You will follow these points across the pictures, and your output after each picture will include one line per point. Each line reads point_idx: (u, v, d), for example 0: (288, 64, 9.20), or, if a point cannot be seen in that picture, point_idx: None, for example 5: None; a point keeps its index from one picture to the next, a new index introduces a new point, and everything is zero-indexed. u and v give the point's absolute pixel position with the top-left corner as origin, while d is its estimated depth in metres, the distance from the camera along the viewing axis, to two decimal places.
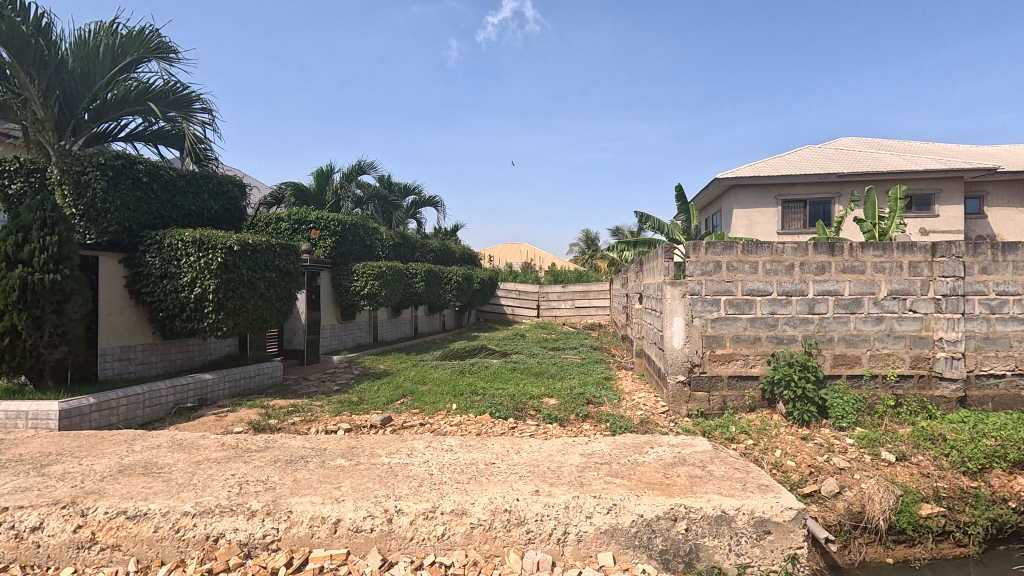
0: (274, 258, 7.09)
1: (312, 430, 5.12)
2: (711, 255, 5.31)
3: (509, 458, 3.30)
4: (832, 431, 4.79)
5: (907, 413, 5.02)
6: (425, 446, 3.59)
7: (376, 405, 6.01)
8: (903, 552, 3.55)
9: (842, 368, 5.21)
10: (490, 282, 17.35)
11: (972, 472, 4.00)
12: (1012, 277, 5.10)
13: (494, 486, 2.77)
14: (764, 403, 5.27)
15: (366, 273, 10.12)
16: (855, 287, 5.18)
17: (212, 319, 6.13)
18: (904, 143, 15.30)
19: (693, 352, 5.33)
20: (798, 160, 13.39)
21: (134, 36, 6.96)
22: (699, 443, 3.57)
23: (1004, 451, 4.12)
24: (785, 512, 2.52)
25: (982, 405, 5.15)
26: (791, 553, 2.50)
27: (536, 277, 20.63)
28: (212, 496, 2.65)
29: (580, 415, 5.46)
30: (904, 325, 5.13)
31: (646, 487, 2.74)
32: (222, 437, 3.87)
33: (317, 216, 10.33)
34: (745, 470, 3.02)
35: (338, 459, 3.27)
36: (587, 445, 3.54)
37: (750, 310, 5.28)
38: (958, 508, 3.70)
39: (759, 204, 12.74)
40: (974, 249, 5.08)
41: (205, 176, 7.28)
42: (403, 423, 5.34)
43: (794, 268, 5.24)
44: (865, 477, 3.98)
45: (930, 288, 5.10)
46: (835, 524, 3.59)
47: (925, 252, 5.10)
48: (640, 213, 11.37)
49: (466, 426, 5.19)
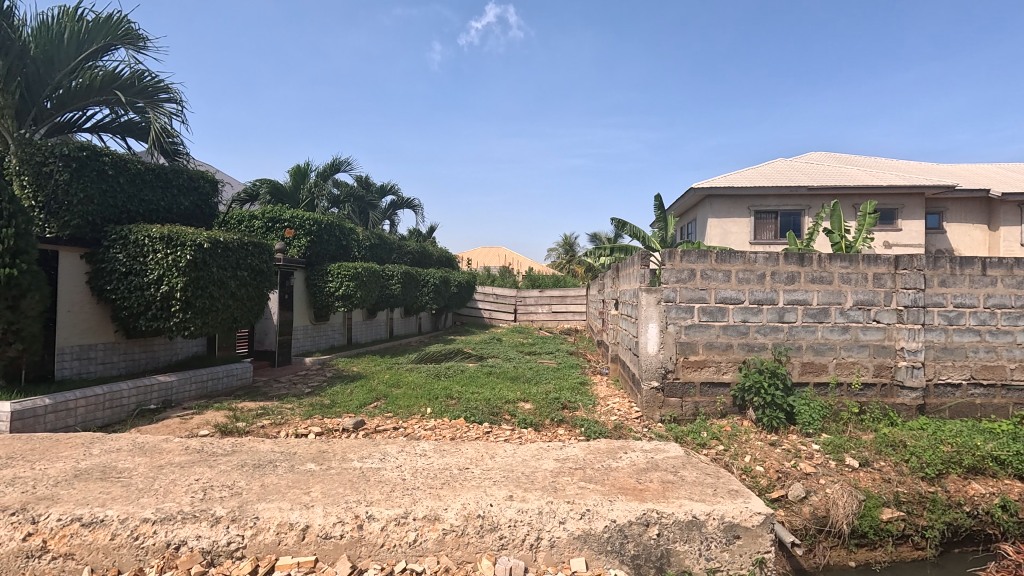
0: (246, 257, 6.92)
1: (282, 434, 5.01)
2: (685, 263, 5.41)
3: (482, 463, 3.28)
4: (800, 436, 4.93)
5: (870, 420, 5.17)
6: (398, 450, 3.55)
7: (349, 409, 5.90)
8: (865, 555, 3.66)
9: (810, 375, 5.36)
10: (468, 285, 17.33)
11: (931, 477, 4.15)
12: (969, 290, 5.32)
13: (468, 491, 2.74)
14: (734, 409, 5.38)
15: (341, 274, 9.98)
16: (823, 297, 5.33)
17: (179, 318, 5.94)
18: (870, 160, 15.89)
19: (666, 358, 5.41)
20: (770, 172, 13.77)
21: (101, 22, 6.75)
22: (671, 448, 3.60)
23: (960, 457, 4.29)
24: (754, 517, 2.56)
25: (939, 413, 5.36)
26: (759, 557, 2.54)
27: (514, 282, 20.61)
28: (174, 502, 2.55)
29: (555, 420, 5.46)
30: (868, 334, 5.31)
31: (619, 492, 2.76)
32: (186, 440, 3.74)
33: (292, 215, 10.13)
34: (716, 475, 3.06)
35: (309, 463, 3.20)
36: (561, 450, 3.56)
37: (723, 318, 5.39)
38: (916, 512, 3.84)
39: (732, 213, 13.03)
40: (934, 263, 5.27)
41: (175, 170, 7.05)
42: (376, 427, 5.27)
43: (766, 277, 5.37)
44: (830, 482, 4.09)
45: (893, 299, 5.28)
46: (801, 528, 3.68)
47: (888, 264, 5.28)
48: (617, 219, 11.34)
49: (441, 430, 5.15)
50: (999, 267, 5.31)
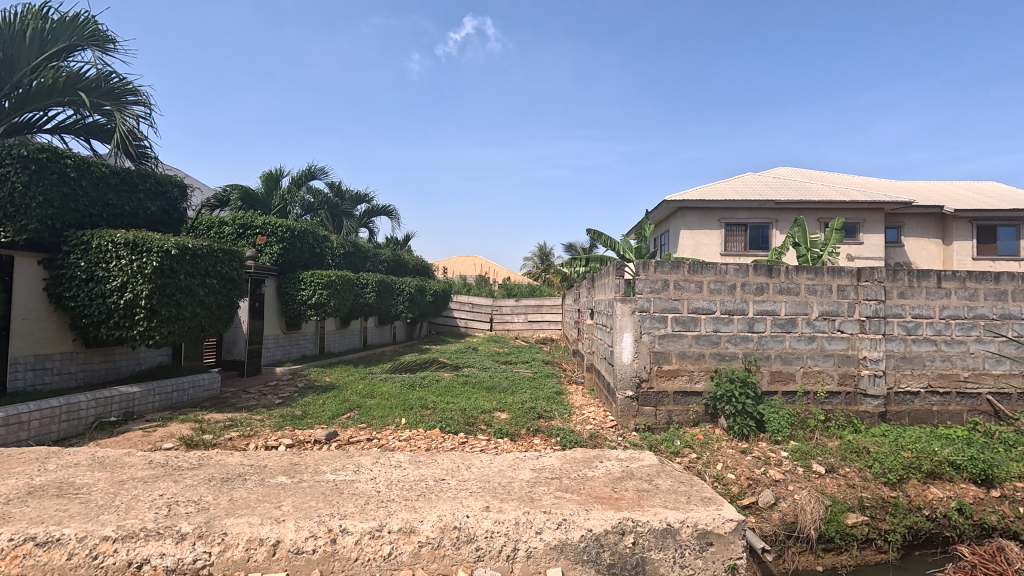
0: (215, 264, 6.75)
1: (251, 446, 4.88)
2: (659, 273, 5.51)
3: (459, 474, 3.26)
4: (769, 444, 5.04)
5: (835, 427, 5.33)
6: (372, 462, 3.49)
7: (321, 420, 5.78)
8: (832, 559, 3.79)
9: (778, 384, 5.50)
10: (444, 294, 17.26)
11: (892, 482, 4.29)
12: (927, 302, 5.56)
13: (444, 503, 2.72)
14: (707, 417, 5.47)
15: (314, 282, 9.80)
16: (790, 308, 5.50)
17: (144, 327, 5.71)
18: (833, 176, 16.51)
19: (641, 367, 5.48)
20: (740, 186, 14.18)
21: (67, 22, 6.58)
22: (645, 456, 3.64)
23: (919, 463, 4.44)
24: (726, 524, 2.62)
25: (900, 420, 5.57)
26: (731, 564, 2.59)
27: (490, 291, 20.62)
28: (136, 518, 2.45)
29: (531, 429, 5.47)
30: (833, 344, 5.49)
31: (595, 502, 2.77)
32: (149, 454, 3.58)
33: (264, 221, 9.90)
34: (689, 483, 3.11)
35: (280, 477, 3.12)
36: (538, 460, 3.55)
37: (695, 328, 5.50)
38: (880, 517, 3.97)
39: (703, 226, 13.34)
40: (893, 275, 5.51)
41: (141, 174, 6.83)
42: (349, 439, 5.17)
43: (736, 287, 5.51)
44: (798, 488, 4.19)
45: (856, 310, 5.49)
46: (770, 534, 3.79)
47: (851, 276, 5.50)
48: (593, 230, 11.46)
49: (416, 441, 5.10)
50: (953, 280, 5.58)
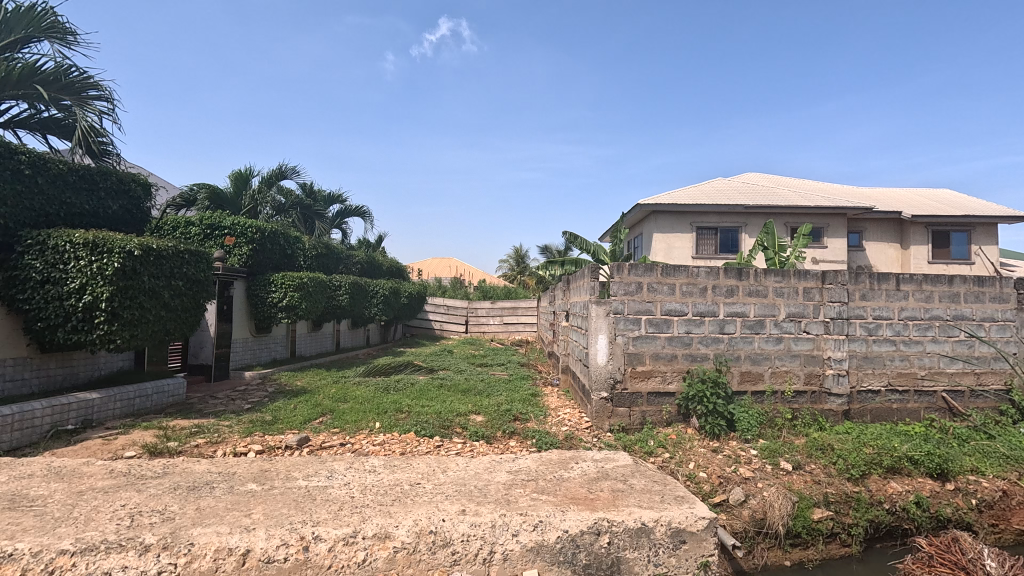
0: (181, 266, 6.54)
1: (219, 453, 4.74)
2: (633, 276, 5.59)
3: (434, 477, 3.23)
4: (739, 442, 5.17)
5: (801, 425, 5.50)
6: (346, 467, 3.43)
7: (292, 425, 5.65)
8: (799, 554, 3.92)
9: (748, 384, 5.64)
10: (418, 297, 17.11)
11: (855, 477, 4.44)
12: (887, 304, 5.79)
13: (419, 507, 2.69)
14: (679, 417, 5.57)
15: (285, 284, 9.58)
16: (759, 310, 5.66)
17: (104, 331, 5.48)
18: (799, 182, 17.06)
19: (615, 369, 5.54)
20: (710, 191, 14.50)
21: (23, 12, 6.30)
22: (620, 457, 3.69)
23: (880, 458, 4.62)
24: (698, 522, 2.67)
25: (862, 417, 5.78)
26: (704, 561, 2.64)
27: (465, 293, 20.54)
28: (96, 530, 2.35)
29: (506, 432, 5.46)
30: (799, 344, 5.66)
31: (571, 503, 2.79)
32: (110, 463, 3.44)
33: (232, 221, 9.64)
34: (663, 483, 3.16)
35: (249, 484, 3.04)
36: (513, 462, 3.56)
37: (668, 329, 5.60)
38: (843, 511, 4.11)
39: (676, 229, 13.59)
40: (855, 278, 5.72)
41: (102, 172, 6.58)
42: (321, 444, 5.07)
43: (707, 290, 5.64)
44: (767, 485, 4.31)
45: (820, 311, 5.68)
46: (741, 531, 3.88)
47: (816, 278, 5.68)
48: (568, 232, 11.55)
49: (390, 445, 5.04)
50: (910, 283, 5.82)
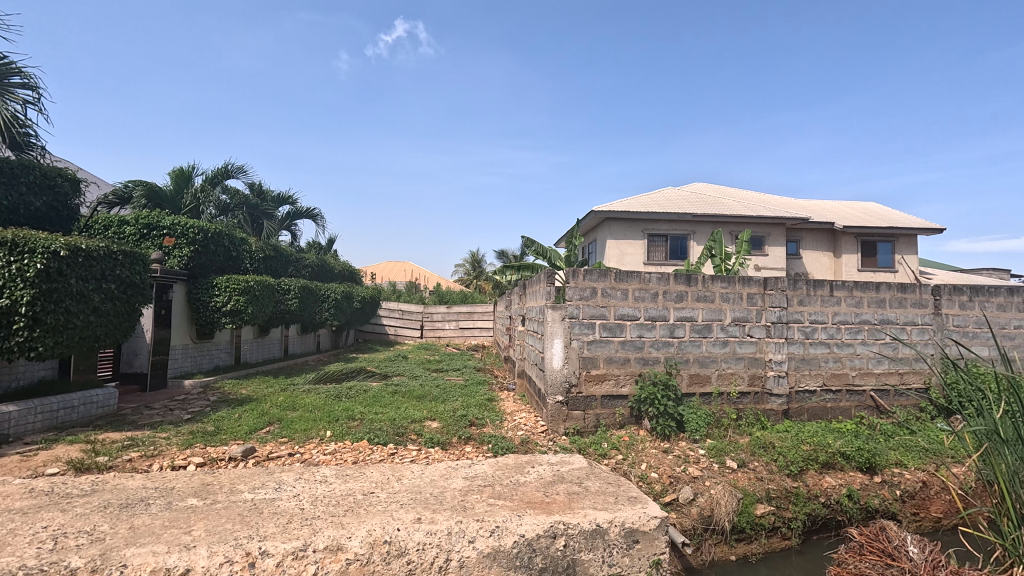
0: (114, 267, 6.13)
1: (155, 467, 4.46)
2: (587, 281, 5.70)
3: (389, 486, 3.16)
4: (688, 443, 5.35)
5: (745, 425, 5.76)
6: (295, 478, 3.30)
7: (236, 435, 5.39)
8: (743, 548, 4.11)
9: (696, 386, 5.86)
10: (372, 301, 16.75)
11: (794, 473, 4.69)
12: (821, 309, 6.17)
13: (373, 517, 2.63)
14: (632, 419, 5.71)
15: (230, 287, 9.14)
16: (706, 314, 5.89)
17: (23, 338, 5.04)
18: (743, 193, 17.93)
19: (570, 372, 5.62)
20: (661, 200, 15.00)
21: None
22: (575, 459, 3.74)
23: (816, 455, 4.90)
24: (651, 521, 2.74)
25: (800, 416, 6.12)
26: (655, 559, 2.72)
27: (421, 297, 20.28)
28: (14, 556, 2.16)
29: (462, 437, 5.43)
30: (743, 348, 5.94)
31: (527, 507, 2.80)
32: (29, 481, 3.16)
33: (173, 221, 9.13)
34: (616, 484, 3.23)
35: (189, 499, 2.87)
36: (469, 468, 3.54)
37: (621, 334, 5.74)
38: (784, 506, 4.33)
39: (628, 236, 13.97)
40: (794, 284, 6.06)
41: (24, 166, 6.07)
42: (268, 455, 4.86)
43: (658, 295, 5.82)
44: (714, 483, 4.48)
45: (762, 316, 5.98)
46: (690, 529, 4.02)
47: (759, 285, 5.98)
48: (525, 238, 11.63)
49: (342, 454, 4.90)
50: (843, 289, 6.23)
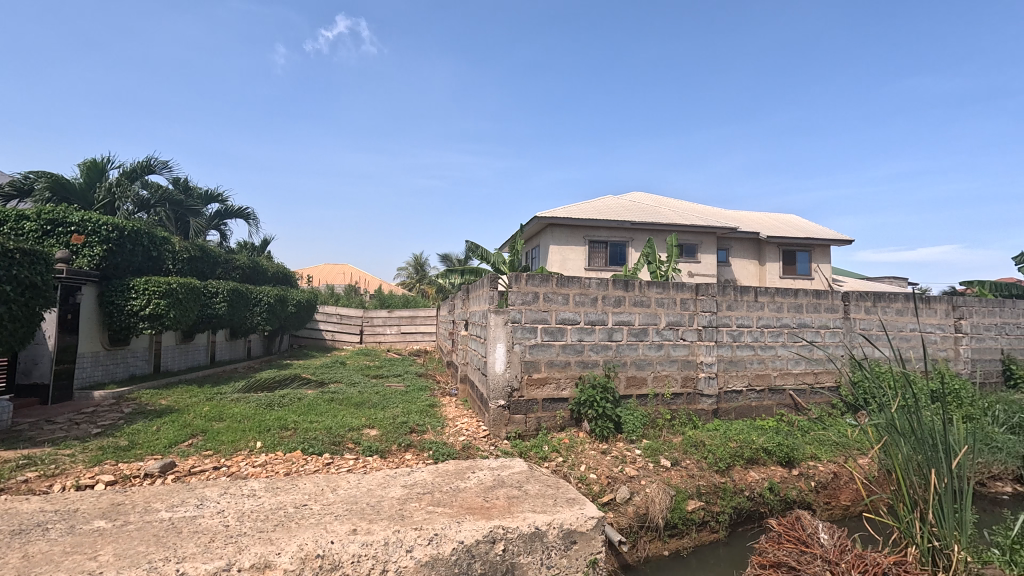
0: (10, 267, 5.53)
1: (56, 488, 4.04)
2: (530, 286, 5.76)
3: (322, 497, 3.04)
4: (625, 443, 5.52)
5: (678, 424, 6.01)
6: (219, 493, 3.10)
7: (154, 450, 4.99)
8: (675, 543, 4.29)
9: (633, 388, 6.06)
10: (309, 305, 16.09)
11: (722, 469, 4.95)
12: (747, 313, 6.57)
13: (304, 531, 2.51)
14: (572, 422, 5.82)
15: (149, 290, 8.48)
16: (643, 318, 6.11)
17: None
18: (678, 203, 18.80)
19: (512, 377, 5.65)
20: (602, 207, 15.45)
21: None
22: (516, 463, 3.76)
23: (742, 451, 5.20)
24: (587, 521, 2.80)
25: (728, 415, 6.47)
26: (592, 558, 2.78)
27: (360, 301, 19.70)
28: None
29: (402, 444, 5.31)
30: (677, 351, 6.21)
31: (466, 513, 2.78)
32: None
33: (82, 217, 8.36)
34: (555, 486, 3.27)
35: (96, 521, 2.62)
36: (408, 475, 3.46)
37: (562, 338, 5.84)
38: (713, 501, 4.56)
39: (570, 242, 14.26)
40: (723, 290, 6.42)
41: None
42: (190, 469, 4.54)
43: (598, 300, 5.98)
44: (649, 482, 4.64)
45: (694, 320, 6.29)
46: (626, 527, 4.15)
47: (691, 291, 6.28)
48: (469, 242, 11.60)
49: (273, 466, 4.65)
50: (766, 295, 6.67)
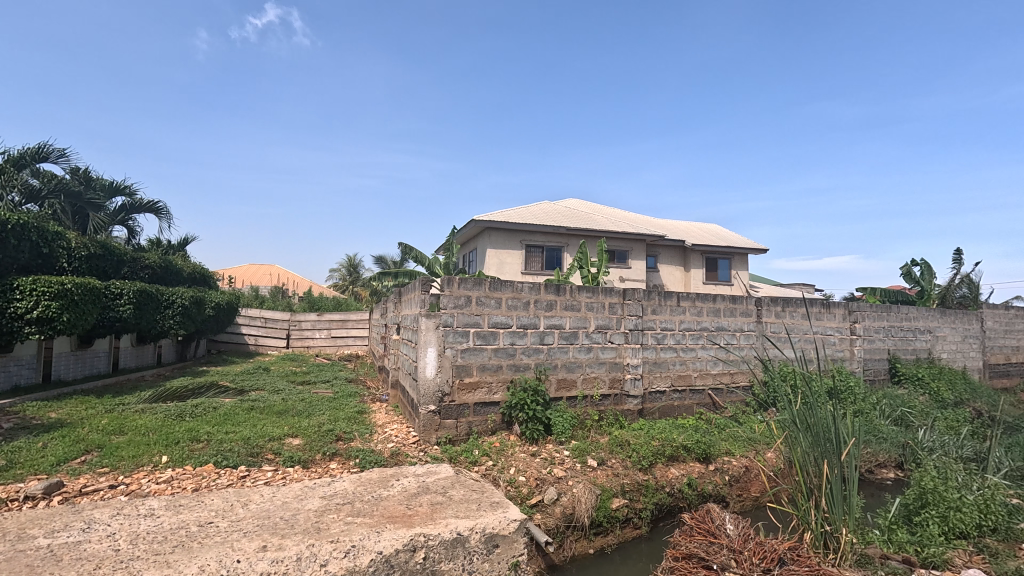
0: None
1: None
2: (462, 289, 5.73)
3: (232, 514, 2.85)
4: (555, 445, 5.62)
5: (606, 425, 6.20)
6: (112, 514, 2.83)
7: (37, 469, 4.47)
8: (600, 541, 4.42)
9: (563, 391, 6.18)
10: (229, 308, 15.10)
11: (644, 467, 5.15)
12: (670, 317, 6.91)
13: (207, 550, 2.34)
14: (503, 425, 5.85)
15: (37, 290, 7.61)
16: (573, 322, 6.26)
17: None
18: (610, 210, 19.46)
19: (443, 381, 5.59)
20: (538, 213, 15.69)
21: None
22: (442, 469, 3.71)
23: (664, 449, 5.44)
24: (510, 525, 2.81)
25: (652, 415, 6.76)
26: (514, 561, 2.80)
27: (287, 304, 18.76)
28: None
29: (327, 453, 5.10)
30: (605, 353, 6.41)
31: (387, 522, 2.71)
32: None
33: None
34: (480, 490, 3.27)
35: None
36: (329, 486, 3.32)
37: (494, 341, 5.86)
38: (635, 498, 4.74)
39: (506, 246, 14.37)
40: (648, 295, 6.72)
41: None
42: (81, 489, 4.10)
43: (530, 304, 6.05)
44: (576, 482, 4.74)
45: (621, 324, 6.52)
46: (553, 528, 4.22)
47: (619, 295, 6.52)
48: (403, 244, 11.39)
49: (180, 482, 4.31)
50: (687, 300, 7.04)
